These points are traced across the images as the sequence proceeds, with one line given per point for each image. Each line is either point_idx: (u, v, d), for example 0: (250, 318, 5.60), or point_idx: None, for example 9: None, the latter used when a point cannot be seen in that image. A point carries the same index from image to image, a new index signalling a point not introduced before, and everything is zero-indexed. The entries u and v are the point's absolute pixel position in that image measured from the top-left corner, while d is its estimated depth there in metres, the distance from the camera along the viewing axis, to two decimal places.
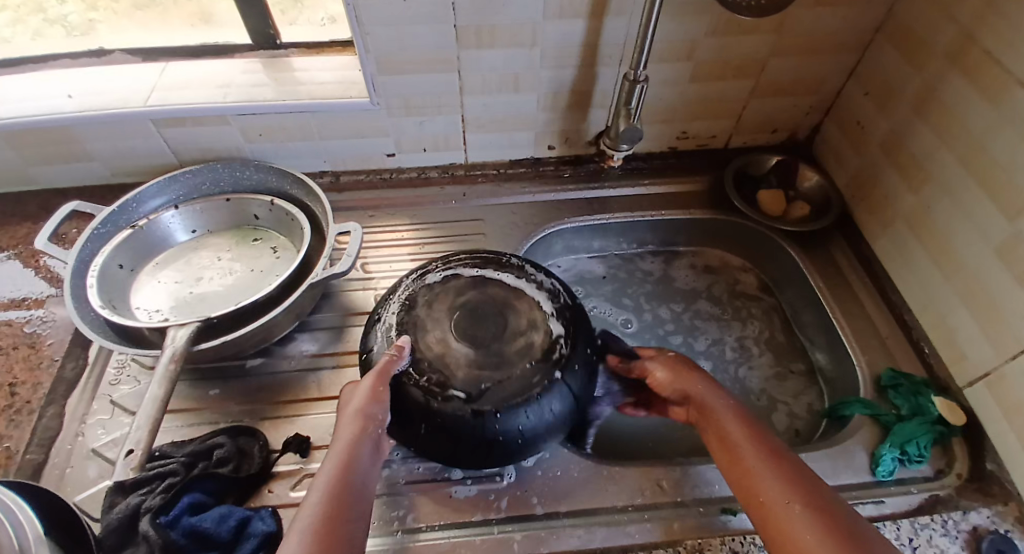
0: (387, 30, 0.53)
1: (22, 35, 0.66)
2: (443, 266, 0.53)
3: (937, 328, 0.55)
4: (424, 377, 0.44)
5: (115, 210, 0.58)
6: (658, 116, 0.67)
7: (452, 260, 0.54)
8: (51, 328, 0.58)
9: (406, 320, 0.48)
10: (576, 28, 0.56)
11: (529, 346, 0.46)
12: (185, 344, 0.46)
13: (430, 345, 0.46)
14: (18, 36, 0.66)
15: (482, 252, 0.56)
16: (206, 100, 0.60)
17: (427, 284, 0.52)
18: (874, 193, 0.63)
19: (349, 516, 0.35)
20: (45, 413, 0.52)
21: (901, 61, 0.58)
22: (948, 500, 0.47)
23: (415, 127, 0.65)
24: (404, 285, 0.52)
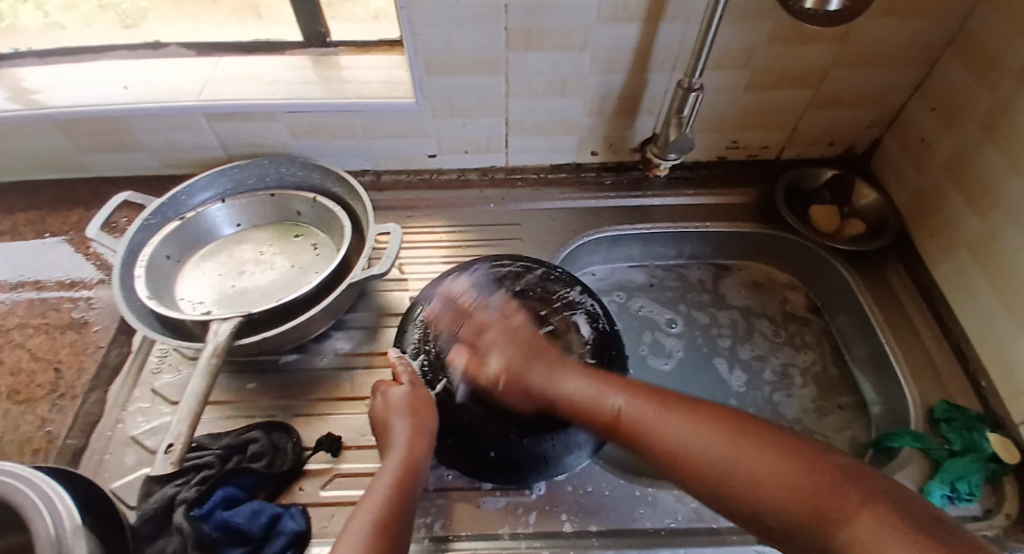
0: (437, 31, 0.53)
1: (75, 20, 0.66)
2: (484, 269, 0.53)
3: (997, 363, 0.51)
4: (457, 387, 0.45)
5: (165, 202, 0.59)
6: (709, 125, 0.65)
7: (493, 263, 0.54)
8: (97, 313, 0.60)
9: (442, 323, 0.48)
10: (629, 34, 0.54)
11: None
12: (227, 338, 0.47)
13: None
14: (72, 21, 0.67)
15: (524, 261, 0.55)
16: (256, 96, 0.61)
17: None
18: (934, 215, 0.59)
19: (403, 529, 0.36)
20: (88, 399, 0.54)
21: (971, 76, 0.54)
22: (997, 541, 0.43)
23: (458, 129, 0.64)
24: (443, 285, 0.52)
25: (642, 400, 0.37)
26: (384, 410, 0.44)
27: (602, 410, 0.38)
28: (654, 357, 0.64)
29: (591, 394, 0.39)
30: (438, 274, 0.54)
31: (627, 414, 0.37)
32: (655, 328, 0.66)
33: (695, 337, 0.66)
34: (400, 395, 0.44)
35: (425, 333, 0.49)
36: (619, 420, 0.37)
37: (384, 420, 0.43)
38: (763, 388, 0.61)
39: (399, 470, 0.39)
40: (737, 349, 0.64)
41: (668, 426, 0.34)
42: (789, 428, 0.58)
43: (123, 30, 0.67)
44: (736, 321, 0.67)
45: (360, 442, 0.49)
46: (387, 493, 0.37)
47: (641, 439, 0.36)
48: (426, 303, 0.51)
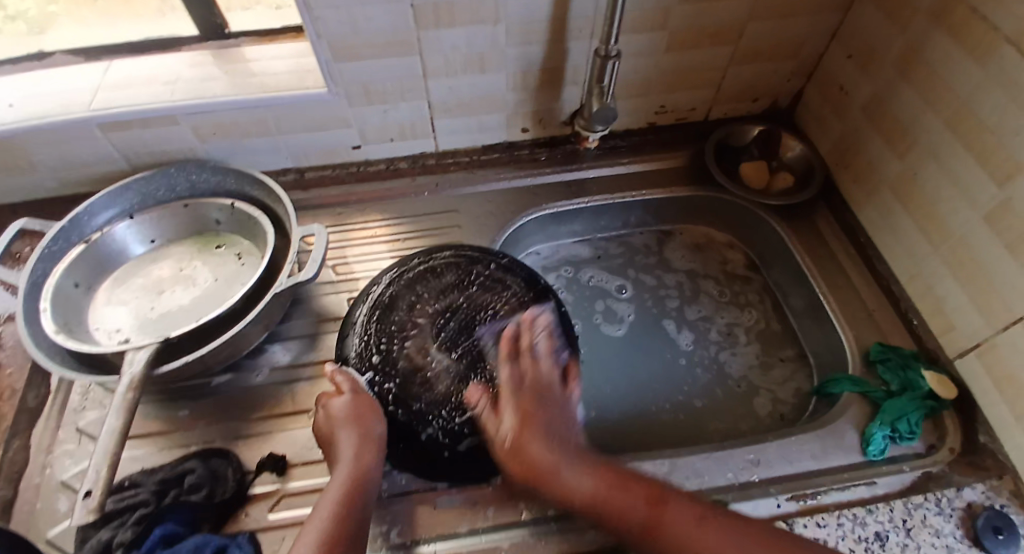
0: (336, 14, 0.49)
1: None
2: (426, 263, 0.53)
3: (925, 298, 0.53)
4: (403, 392, 0.45)
5: (66, 226, 0.54)
6: (633, 91, 0.64)
7: (435, 256, 0.54)
8: (10, 355, 0.55)
9: (386, 326, 0.48)
10: (540, 1, 0.52)
11: None
12: (145, 368, 0.44)
13: (412, 357, 0.47)
14: None
15: (466, 250, 0.55)
16: (153, 98, 0.56)
17: (408, 286, 0.51)
18: (857, 161, 0.61)
19: (354, 535, 0.35)
20: (10, 446, 0.50)
21: (883, 18, 0.54)
22: (942, 477, 0.45)
23: (379, 116, 0.61)
24: (385, 285, 0.51)
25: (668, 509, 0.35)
26: (327, 424, 0.42)
27: (626, 508, 0.35)
28: (607, 323, 0.64)
29: (613, 493, 0.36)
30: (379, 275, 0.52)
31: (662, 514, 0.35)
32: (606, 295, 0.66)
33: (643, 299, 0.66)
34: (342, 404, 0.42)
35: (370, 338, 0.48)
36: (654, 530, 0.34)
37: (327, 433, 0.41)
38: (710, 347, 0.63)
39: (348, 479, 0.38)
40: (684, 309, 0.65)
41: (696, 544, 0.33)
42: (733, 385, 0.60)
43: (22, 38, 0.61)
44: (682, 283, 0.68)
45: (306, 457, 0.48)
46: (335, 505, 0.36)
47: None
48: (368, 305, 0.50)
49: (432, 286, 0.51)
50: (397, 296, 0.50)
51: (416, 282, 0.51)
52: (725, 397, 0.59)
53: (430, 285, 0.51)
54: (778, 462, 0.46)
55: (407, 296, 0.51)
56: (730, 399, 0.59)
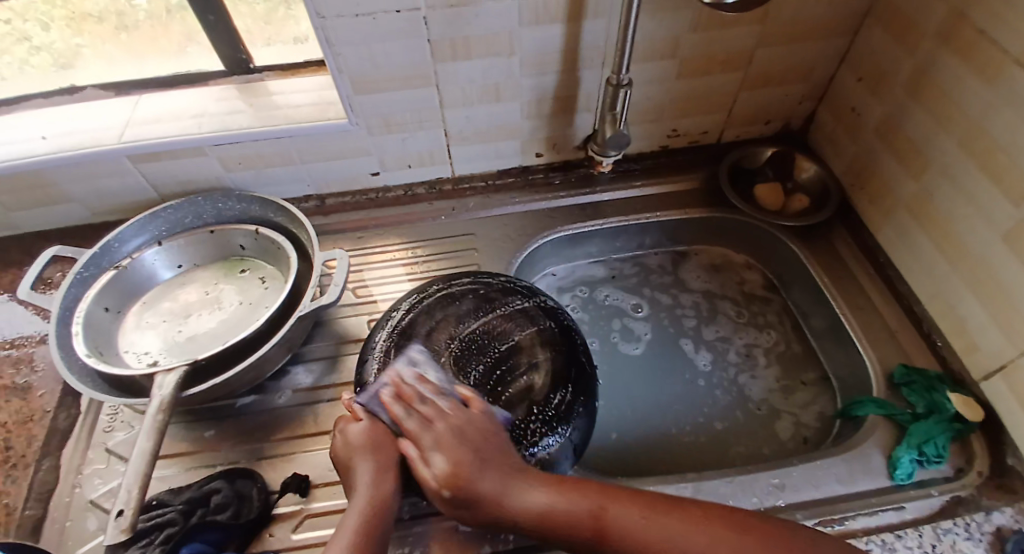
0: (358, 50, 0.51)
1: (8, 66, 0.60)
2: (445, 288, 0.53)
3: (948, 318, 0.53)
4: None
5: (97, 252, 0.57)
6: (645, 117, 0.65)
7: (454, 284, 0.54)
8: (42, 377, 0.57)
9: (403, 350, 0.48)
10: (554, 34, 0.54)
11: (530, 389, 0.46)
12: (174, 390, 0.45)
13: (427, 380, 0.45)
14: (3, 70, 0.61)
15: (484, 278, 0.55)
16: (181, 132, 0.59)
17: (429, 309, 0.51)
18: (873, 180, 0.61)
19: None
20: (41, 466, 0.51)
21: (892, 42, 0.55)
22: (970, 501, 0.45)
23: (398, 144, 0.63)
24: (404, 312, 0.51)
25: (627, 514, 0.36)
26: (346, 451, 0.42)
27: (578, 515, 0.36)
28: (625, 343, 0.64)
29: (559, 502, 0.36)
30: (400, 301, 0.53)
31: (610, 514, 0.36)
32: (623, 315, 0.67)
33: (660, 319, 0.66)
34: (363, 430, 0.42)
35: (390, 360, 0.47)
36: (603, 538, 0.35)
37: (347, 460, 0.41)
38: (729, 369, 0.62)
39: (366, 510, 0.38)
40: (702, 330, 0.65)
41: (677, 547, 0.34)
42: (753, 408, 0.59)
43: (58, 73, 0.62)
44: (698, 303, 0.68)
45: (330, 478, 0.48)
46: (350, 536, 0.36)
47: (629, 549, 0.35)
48: (389, 331, 0.50)
49: (449, 310, 0.51)
50: (418, 319, 0.50)
51: (436, 307, 0.51)
52: (744, 419, 0.58)
53: (448, 309, 0.51)
54: (803, 486, 0.46)
55: (427, 319, 0.50)
56: (749, 421, 0.58)
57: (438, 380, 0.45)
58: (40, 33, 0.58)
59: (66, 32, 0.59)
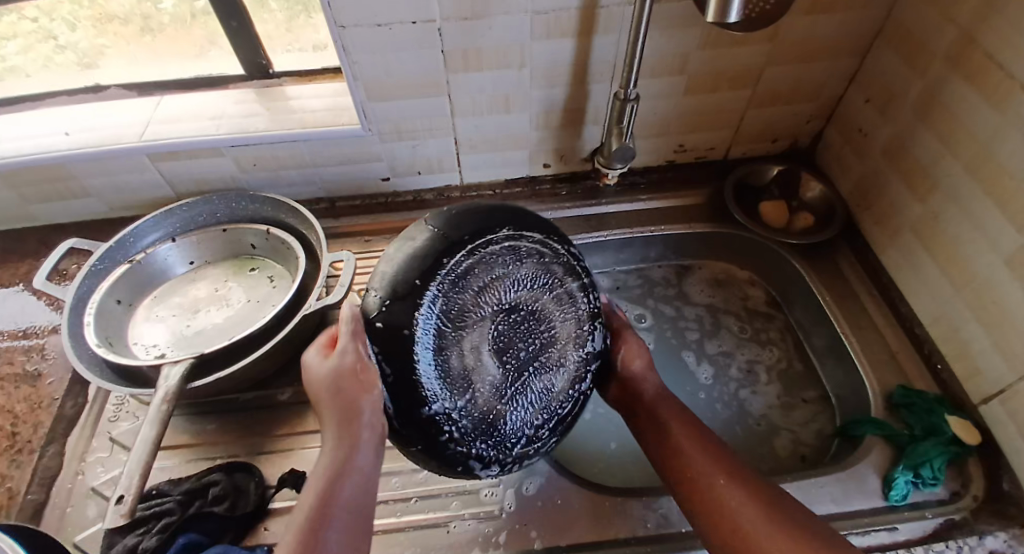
0: (373, 58, 0.53)
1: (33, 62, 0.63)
2: (507, 243, 0.37)
3: (949, 340, 0.53)
4: (437, 402, 0.35)
5: (113, 246, 0.58)
6: (653, 131, 0.66)
7: (520, 243, 0.38)
8: (51, 365, 0.59)
9: (447, 304, 0.35)
10: (565, 48, 0.55)
11: (548, 392, 0.41)
12: (179, 382, 0.46)
13: (457, 355, 0.36)
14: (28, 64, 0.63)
15: (555, 243, 0.40)
16: (200, 133, 0.60)
17: (488, 263, 0.37)
18: (879, 201, 0.61)
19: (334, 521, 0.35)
20: (46, 452, 0.52)
21: (901, 64, 0.56)
22: (964, 524, 0.44)
23: (408, 151, 0.65)
24: (449, 257, 0.35)
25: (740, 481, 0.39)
26: (325, 383, 0.37)
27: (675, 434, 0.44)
28: None
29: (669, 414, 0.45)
30: (451, 229, 0.36)
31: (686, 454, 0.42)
32: None
33: (662, 331, 0.67)
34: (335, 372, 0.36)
35: (429, 306, 0.34)
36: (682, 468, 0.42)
37: (327, 393, 0.37)
38: (730, 385, 0.62)
39: (336, 464, 0.37)
40: (704, 344, 0.66)
41: (758, 516, 0.37)
42: (752, 424, 0.59)
43: (78, 72, 0.65)
44: (701, 317, 0.68)
45: None
46: (317, 493, 0.36)
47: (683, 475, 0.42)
48: (432, 234, 0.35)
49: (504, 270, 0.38)
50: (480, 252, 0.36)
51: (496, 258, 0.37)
52: (743, 434, 0.58)
53: (504, 268, 0.37)
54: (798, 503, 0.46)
55: (488, 267, 0.37)
56: (748, 438, 0.58)
57: (468, 361, 0.37)
58: (66, 32, 0.61)
59: (91, 32, 0.61)
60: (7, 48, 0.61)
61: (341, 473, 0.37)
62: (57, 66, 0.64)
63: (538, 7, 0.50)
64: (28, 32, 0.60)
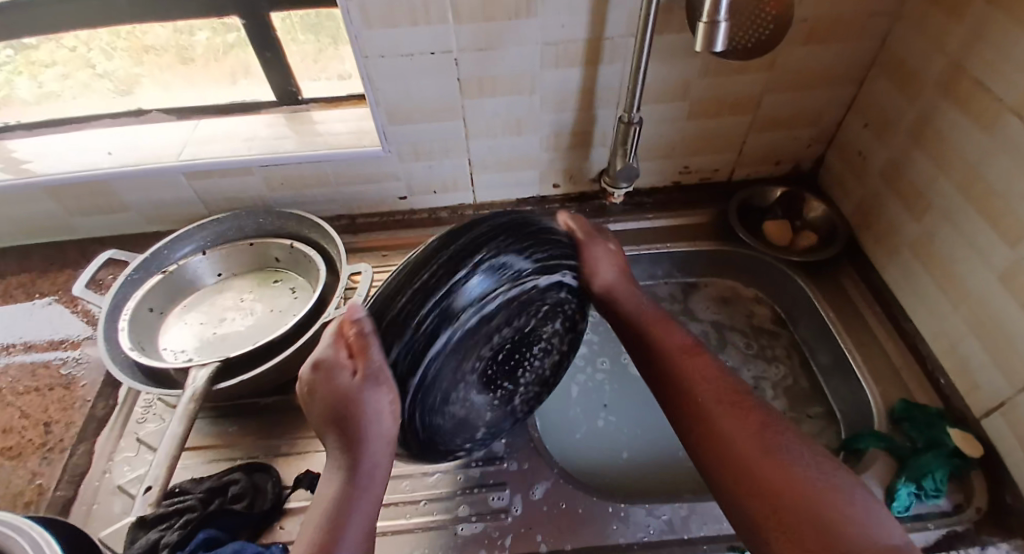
0: (394, 85, 0.57)
1: (70, 88, 0.69)
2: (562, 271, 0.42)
3: (950, 356, 0.53)
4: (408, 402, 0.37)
5: (148, 257, 0.62)
6: (657, 153, 0.69)
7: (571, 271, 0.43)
8: (85, 369, 0.62)
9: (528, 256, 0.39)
10: (572, 75, 0.58)
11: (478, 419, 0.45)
12: (205, 384, 0.49)
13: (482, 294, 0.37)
14: (68, 89, 0.69)
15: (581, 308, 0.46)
16: (232, 153, 0.65)
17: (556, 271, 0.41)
18: (878, 221, 0.63)
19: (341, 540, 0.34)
20: (76, 450, 0.55)
21: (896, 91, 0.58)
22: (966, 535, 0.44)
23: (425, 171, 0.68)
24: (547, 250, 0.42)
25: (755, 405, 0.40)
26: (336, 397, 0.38)
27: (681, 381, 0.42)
28: None
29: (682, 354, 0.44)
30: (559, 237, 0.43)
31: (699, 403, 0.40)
32: None
33: None
34: (348, 403, 0.37)
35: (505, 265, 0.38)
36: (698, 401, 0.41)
37: (338, 407, 0.38)
38: None
39: (338, 497, 0.37)
40: None
41: (767, 443, 0.36)
42: None
43: (116, 99, 0.71)
44: (707, 332, 0.69)
45: None
46: (322, 522, 0.35)
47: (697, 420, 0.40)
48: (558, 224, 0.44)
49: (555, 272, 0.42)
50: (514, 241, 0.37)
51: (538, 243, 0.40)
52: None
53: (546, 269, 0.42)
54: None
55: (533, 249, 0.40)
56: None
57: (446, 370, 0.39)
58: (103, 61, 0.66)
59: (127, 62, 0.67)
60: (47, 75, 0.67)
61: (343, 503, 0.36)
62: (95, 92, 0.70)
63: (548, 38, 0.54)
64: (66, 61, 0.66)
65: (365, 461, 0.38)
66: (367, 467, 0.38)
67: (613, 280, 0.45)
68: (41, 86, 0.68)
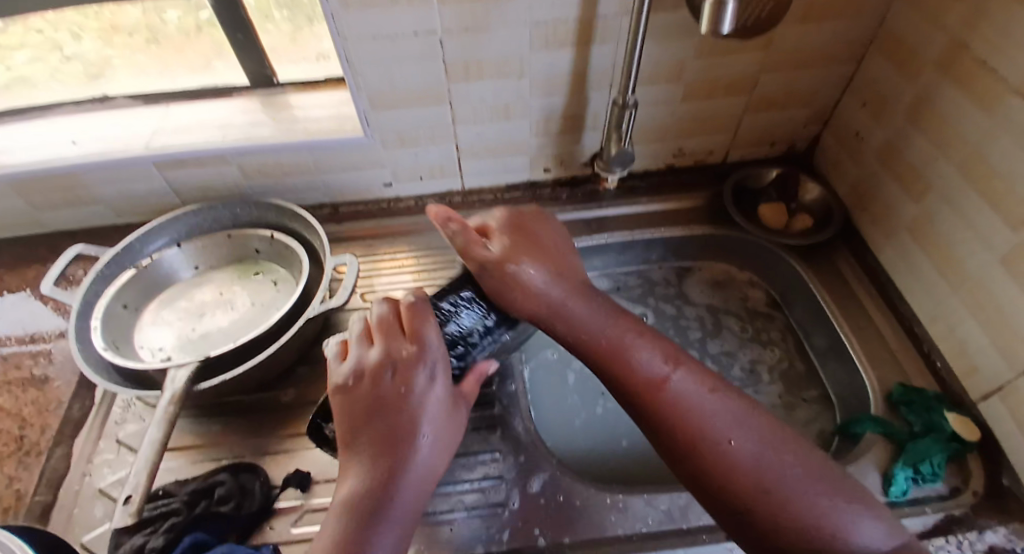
0: (377, 68, 0.54)
1: (41, 72, 0.65)
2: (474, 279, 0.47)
3: (946, 340, 0.53)
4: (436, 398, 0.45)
5: (120, 251, 0.59)
6: (650, 136, 0.67)
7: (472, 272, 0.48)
8: (59, 369, 0.59)
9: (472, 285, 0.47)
10: (563, 57, 0.56)
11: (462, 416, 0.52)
12: (185, 385, 0.47)
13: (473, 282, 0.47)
14: (38, 73, 0.65)
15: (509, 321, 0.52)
16: (206, 142, 0.62)
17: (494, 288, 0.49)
18: (874, 204, 0.63)
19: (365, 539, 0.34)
20: (54, 454, 0.53)
21: (894, 71, 0.57)
22: (965, 520, 0.45)
23: (411, 158, 0.66)
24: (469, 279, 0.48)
25: (697, 379, 0.42)
26: (405, 394, 0.40)
27: (647, 376, 0.41)
28: None
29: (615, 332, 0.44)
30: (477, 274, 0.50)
31: (670, 385, 0.41)
32: None
33: (665, 328, 0.68)
34: (423, 403, 0.40)
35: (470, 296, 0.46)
36: (663, 385, 0.41)
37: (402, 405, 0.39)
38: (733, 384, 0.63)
39: (363, 496, 0.36)
40: (706, 343, 0.66)
41: (725, 426, 0.39)
42: None
43: (77, 84, 0.66)
44: (702, 317, 0.69)
45: (330, 474, 0.49)
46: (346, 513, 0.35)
47: (668, 409, 0.40)
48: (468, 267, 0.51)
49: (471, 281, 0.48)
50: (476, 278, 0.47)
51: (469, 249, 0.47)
52: None
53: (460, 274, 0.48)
54: None
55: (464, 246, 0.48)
56: None
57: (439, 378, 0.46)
58: (74, 43, 0.62)
59: (97, 44, 0.63)
60: (16, 60, 0.63)
61: (369, 502, 0.36)
62: (64, 78, 0.66)
63: (537, 18, 0.52)
64: (37, 44, 0.62)
65: (405, 486, 0.37)
66: (405, 495, 0.37)
67: (527, 267, 0.46)
68: (8, 70, 0.63)
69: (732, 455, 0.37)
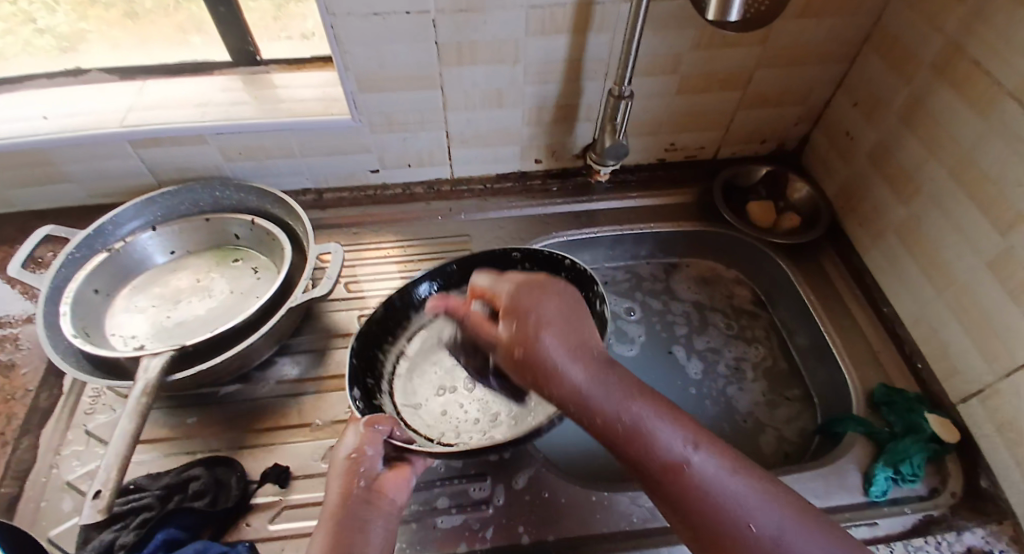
0: (366, 49, 0.52)
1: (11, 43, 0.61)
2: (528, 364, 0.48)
3: (929, 341, 0.54)
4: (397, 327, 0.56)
5: (91, 233, 0.57)
6: (644, 129, 0.66)
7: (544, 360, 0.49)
8: (25, 355, 0.57)
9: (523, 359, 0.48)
10: (559, 44, 0.55)
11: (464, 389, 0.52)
12: (158, 375, 0.45)
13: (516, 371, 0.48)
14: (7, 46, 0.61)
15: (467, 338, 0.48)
16: (184, 120, 0.59)
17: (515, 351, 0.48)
18: (863, 204, 0.62)
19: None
20: (18, 444, 0.50)
21: (887, 71, 0.57)
22: (942, 520, 0.46)
23: (399, 143, 0.64)
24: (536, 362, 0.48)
25: (718, 453, 0.33)
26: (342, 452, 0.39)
27: (650, 452, 0.33)
28: (620, 345, 0.65)
29: (599, 396, 0.34)
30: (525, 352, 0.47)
31: (683, 462, 0.32)
32: (616, 317, 0.67)
33: (652, 324, 0.67)
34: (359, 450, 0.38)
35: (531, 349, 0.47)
36: (670, 459, 0.33)
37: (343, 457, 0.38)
38: (718, 383, 0.62)
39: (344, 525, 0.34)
40: (694, 340, 0.66)
41: (749, 501, 0.31)
42: (739, 422, 0.59)
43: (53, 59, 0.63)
44: (689, 313, 0.68)
45: (309, 469, 0.48)
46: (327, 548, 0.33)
47: (672, 487, 0.32)
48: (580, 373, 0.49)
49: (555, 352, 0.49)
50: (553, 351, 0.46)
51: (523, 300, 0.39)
52: (728, 432, 0.58)
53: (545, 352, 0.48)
54: None
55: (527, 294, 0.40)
56: (731, 437, 0.58)
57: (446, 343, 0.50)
58: (46, 15, 0.59)
59: (71, 16, 0.59)
60: None
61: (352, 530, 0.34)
62: (37, 50, 0.62)
63: (534, 1, 0.50)
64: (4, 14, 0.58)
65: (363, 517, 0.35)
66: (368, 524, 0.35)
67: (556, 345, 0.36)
68: None
69: (743, 538, 0.31)
